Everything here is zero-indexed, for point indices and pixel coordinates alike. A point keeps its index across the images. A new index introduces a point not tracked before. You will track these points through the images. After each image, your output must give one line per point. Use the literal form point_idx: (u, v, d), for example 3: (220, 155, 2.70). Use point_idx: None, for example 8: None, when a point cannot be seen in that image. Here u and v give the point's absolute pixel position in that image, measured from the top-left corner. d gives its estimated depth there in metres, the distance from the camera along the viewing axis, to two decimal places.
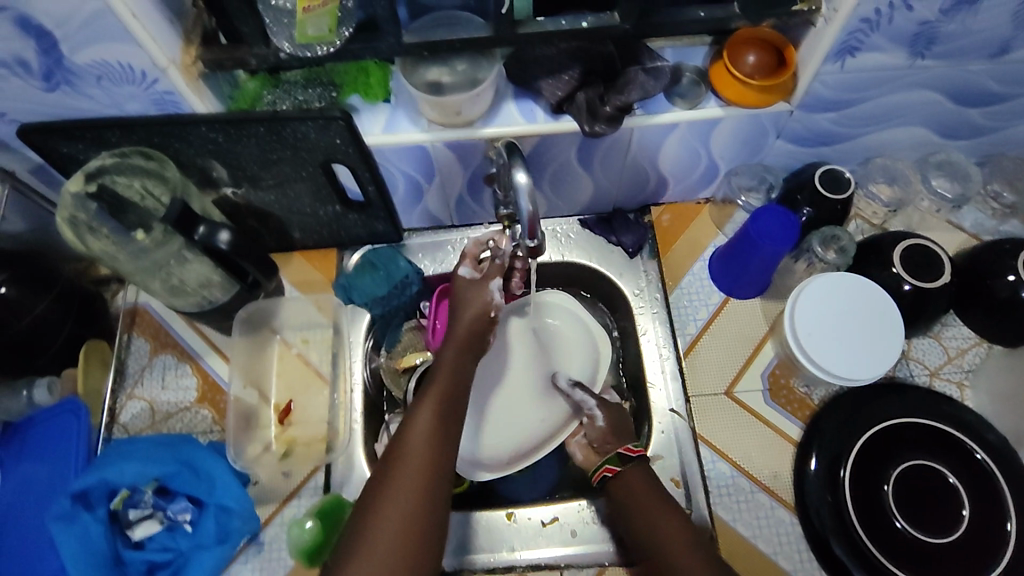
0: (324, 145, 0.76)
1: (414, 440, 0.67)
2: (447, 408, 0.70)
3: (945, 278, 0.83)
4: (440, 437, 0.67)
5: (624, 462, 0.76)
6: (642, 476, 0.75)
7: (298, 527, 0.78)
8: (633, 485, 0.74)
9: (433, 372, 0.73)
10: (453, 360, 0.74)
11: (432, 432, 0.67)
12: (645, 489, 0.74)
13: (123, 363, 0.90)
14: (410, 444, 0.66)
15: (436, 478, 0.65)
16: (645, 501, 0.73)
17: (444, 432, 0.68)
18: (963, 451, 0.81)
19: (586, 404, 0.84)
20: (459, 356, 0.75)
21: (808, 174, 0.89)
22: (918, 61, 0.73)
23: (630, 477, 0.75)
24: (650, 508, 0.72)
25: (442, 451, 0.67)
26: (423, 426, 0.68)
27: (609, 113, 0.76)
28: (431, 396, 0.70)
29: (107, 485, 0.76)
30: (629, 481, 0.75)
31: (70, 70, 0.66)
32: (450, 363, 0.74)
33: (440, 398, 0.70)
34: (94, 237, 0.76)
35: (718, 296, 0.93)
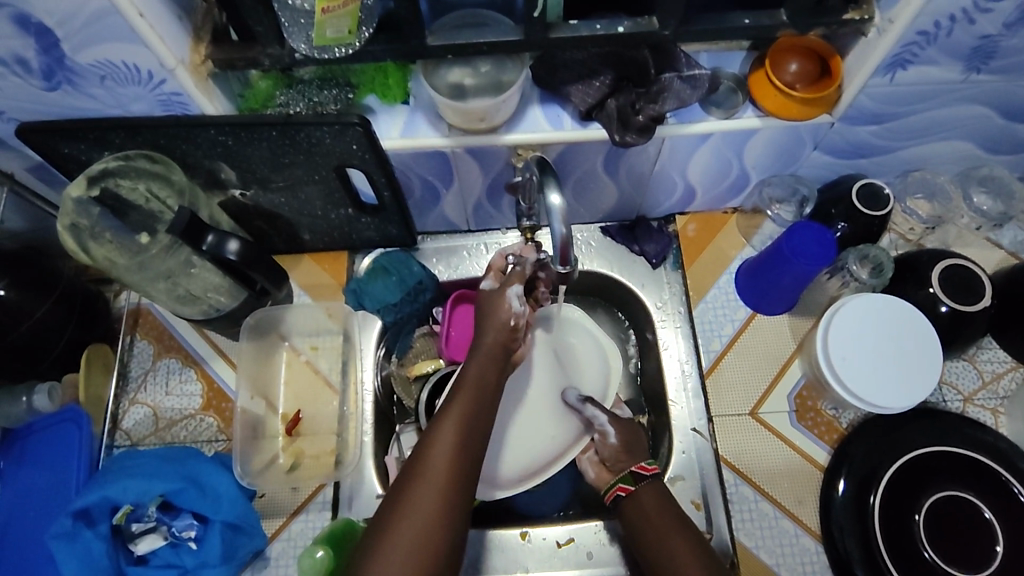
0: (339, 150, 0.72)
1: (433, 458, 0.62)
2: (472, 422, 0.65)
3: (985, 301, 0.80)
4: (462, 455, 0.63)
5: (638, 481, 0.70)
6: (657, 495, 0.69)
7: (309, 559, 0.68)
8: (646, 505, 0.69)
9: (458, 381, 0.68)
10: (481, 368, 0.69)
11: (455, 449, 0.63)
12: (659, 510, 0.68)
13: (125, 366, 0.87)
14: (431, 462, 0.62)
15: (456, 501, 0.61)
16: (659, 523, 0.67)
17: (467, 449, 0.64)
18: (999, 483, 0.78)
19: (597, 420, 0.78)
20: (485, 365, 0.69)
21: (846, 187, 0.85)
22: (972, 76, 0.71)
23: (643, 496, 0.69)
24: (664, 530, 0.66)
25: (464, 470, 0.63)
26: (443, 443, 0.63)
27: (641, 124, 0.72)
28: (456, 407, 0.66)
29: (108, 502, 0.73)
30: (642, 501, 0.69)
31: (72, 69, 0.62)
32: (477, 371, 0.69)
33: (465, 410, 0.66)
34: (96, 242, 0.71)
35: (744, 312, 0.90)
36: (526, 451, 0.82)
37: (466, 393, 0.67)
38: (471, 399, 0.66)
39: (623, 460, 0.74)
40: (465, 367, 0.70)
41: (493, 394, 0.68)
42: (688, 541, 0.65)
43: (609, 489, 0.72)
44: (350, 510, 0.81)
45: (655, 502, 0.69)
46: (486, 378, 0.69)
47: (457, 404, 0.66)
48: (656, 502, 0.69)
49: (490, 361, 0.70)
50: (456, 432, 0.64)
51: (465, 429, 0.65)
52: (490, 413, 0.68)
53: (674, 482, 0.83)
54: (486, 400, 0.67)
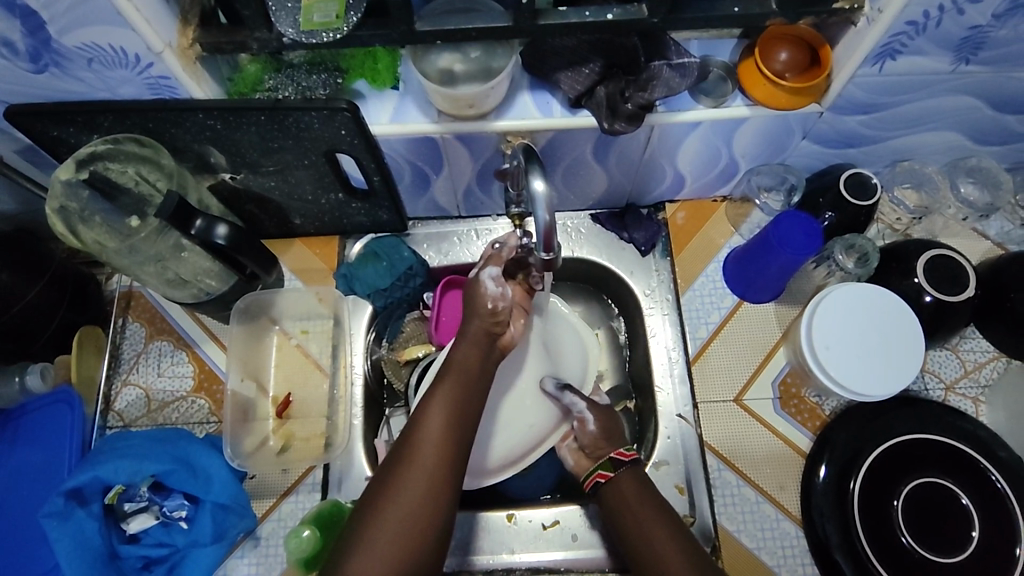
0: (328, 136, 0.72)
1: (421, 442, 0.63)
2: (462, 402, 0.66)
3: (969, 292, 0.81)
4: (452, 434, 0.64)
5: (616, 468, 0.71)
6: (637, 484, 0.70)
7: (294, 540, 0.69)
8: (626, 494, 0.69)
9: (446, 366, 0.69)
10: (469, 350, 0.70)
11: (445, 428, 0.64)
12: (639, 499, 0.68)
13: (117, 348, 0.88)
14: (421, 440, 0.63)
15: (445, 480, 0.62)
16: (642, 514, 0.67)
17: (456, 428, 0.65)
18: (978, 472, 0.79)
19: (575, 407, 0.78)
20: (473, 352, 0.70)
21: (834, 176, 0.86)
22: (961, 66, 0.71)
23: (622, 484, 0.70)
24: (644, 521, 0.67)
25: (454, 449, 0.64)
26: (431, 428, 0.64)
27: (630, 111, 0.72)
28: (445, 387, 0.67)
29: (101, 481, 0.75)
30: (623, 489, 0.69)
31: (59, 52, 0.62)
32: (466, 352, 0.70)
33: (453, 395, 0.66)
34: (85, 226, 0.72)
35: (731, 300, 0.90)
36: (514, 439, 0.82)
37: (455, 374, 0.68)
38: (461, 380, 0.68)
39: (603, 447, 0.74)
40: (454, 350, 0.71)
41: (482, 375, 0.70)
42: (671, 531, 0.66)
43: (589, 476, 0.72)
44: (339, 491, 0.82)
45: (635, 493, 0.69)
46: (475, 360, 0.70)
47: (446, 384, 0.67)
48: (636, 492, 0.69)
49: (478, 343, 0.71)
50: (446, 411, 0.65)
51: (455, 410, 0.66)
52: (479, 395, 0.69)
53: (658, 467, 0.84)
54: (475, 381, 0.69)
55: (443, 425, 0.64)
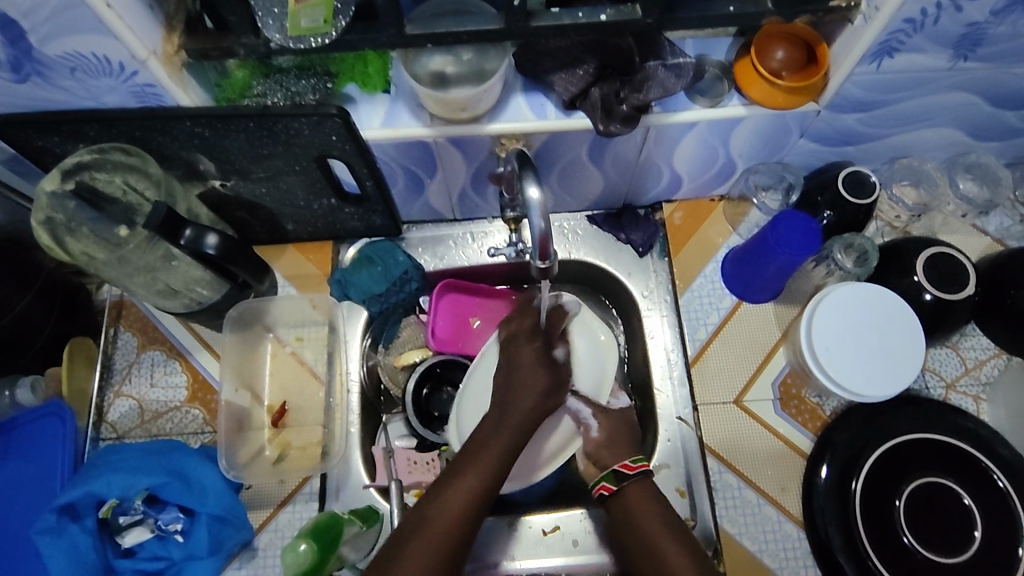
0: (319, 142, 0.71)
1: (442, 507, 0.64)
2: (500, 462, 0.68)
3: (969, 289, 0.80)
4: (474, 508, 0.65)
5: (620, 480, 0.70)
6: (647, 495, 0.69)
7: (291, 555, 0.67)
8: (632, 508, 0.68)
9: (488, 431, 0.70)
10: (518, 418, 0.70)
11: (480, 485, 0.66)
12: (649, 511, 0.68)
13: (109, 358, 0.87)
14: (459, 489, 0.65)
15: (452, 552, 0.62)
16: (649, 528, 0.67)
17: (480, 504, 0.65)
18: (982, 473, 0.79)
19: (581, 414, 0.78)
20: (521, 423, 0.70)
21: (832, 174, 0.85)
22: (960, 63, 0.70)
23: (630, 494, 0.69)
24: (657, 533, 0.66)
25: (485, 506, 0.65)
26: (456, 494, 0.65)
27: (625, 113, 0.71)
28: (491, 450, 0.68)
29: (94, 496, 0.73)
30: (630, 498, 0.69)
31: (41, 61, 0.61)
32: (513, 416, 0.70)
33: (487, 464, 0.67)
34: (72, 237, 0.71)
35: (729, 300, 0.89)
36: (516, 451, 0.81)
37: (501, 436, 0.69)
38: (504, 443, 0.69)
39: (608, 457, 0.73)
40: (504, 405, 0.72)
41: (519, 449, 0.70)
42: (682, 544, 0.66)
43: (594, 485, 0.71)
44: (336, 500, 0.82)
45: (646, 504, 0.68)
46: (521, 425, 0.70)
47: (491, 449, 0.68)
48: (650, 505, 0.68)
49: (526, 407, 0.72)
50: (487, 471, 0.67)
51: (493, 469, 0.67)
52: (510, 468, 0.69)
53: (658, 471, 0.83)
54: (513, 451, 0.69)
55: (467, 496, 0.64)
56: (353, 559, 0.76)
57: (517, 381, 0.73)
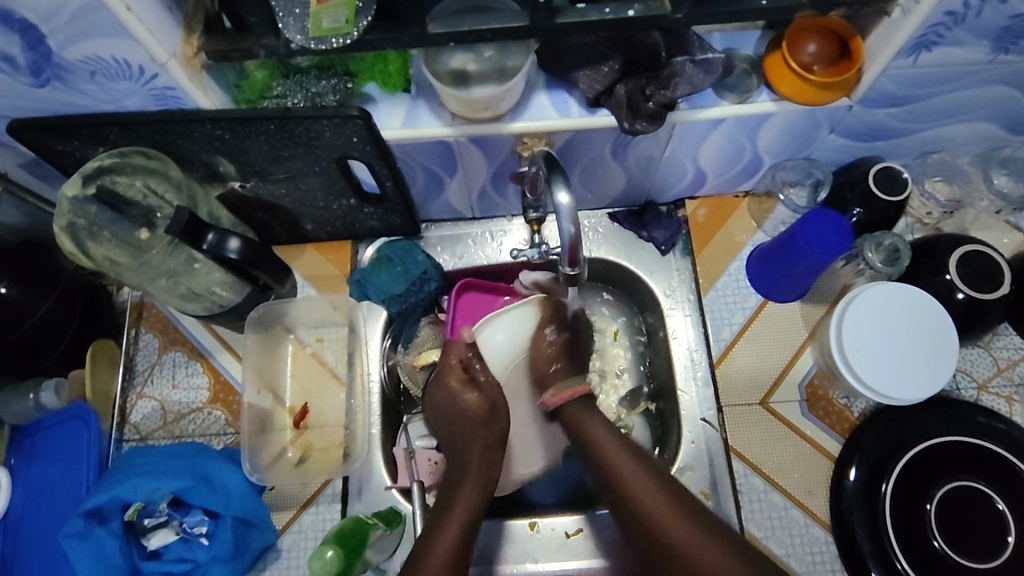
0: (339, 143, 0.70)
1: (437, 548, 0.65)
2: (473, 514, 0.70)
3: (1003, 290, 0.78)
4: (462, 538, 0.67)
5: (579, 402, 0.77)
6: (589, 414, 0.77)
7: (318, 562, 0.66)
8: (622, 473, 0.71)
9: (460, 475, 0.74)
10: (471, 488, 0.72)
11: (457, 546, 0.66)
12: (603, 437, 0.74)
13: (131, 360, 0.87)
14: (434, 549, 0.65)
15: None
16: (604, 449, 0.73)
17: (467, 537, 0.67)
18: (1018, 480, 0.77)
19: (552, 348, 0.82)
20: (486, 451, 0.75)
21: (862, 171, 0.83)
22: (1000, 56, 0.67)
23: (570, 408, 0.77)
24: (657, 508, 0.68)
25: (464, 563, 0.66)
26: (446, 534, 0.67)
27: (652, 110, 0.69)
28: (453, 521, 0.68)
29: (119, 501, 0.73)
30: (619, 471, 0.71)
31: (60, 65, 0.60)
32: (465, 487, 0.72)
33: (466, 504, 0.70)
34: (94, 242, 0.71)
35: (755, 299, 0.88)
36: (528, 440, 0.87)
37: (461, 509, 0.69)
38: (469, 504, 0.70)
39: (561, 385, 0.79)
40: (458, 481, 0.73)
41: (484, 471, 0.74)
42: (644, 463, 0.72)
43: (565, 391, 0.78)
44: (359, 499, 0.82)
45: (597, 426, 0.75)
46: (477, 497, 0.72)
47: (454, 518, 0.68)
48: (595, 423, 0.76)
49: (474, 481, 0.73)
50: (456, 533, 0.67)
51: (465, 523, 0.68)
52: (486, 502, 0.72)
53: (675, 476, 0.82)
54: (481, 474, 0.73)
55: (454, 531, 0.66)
56: (376, 561, 0.76)
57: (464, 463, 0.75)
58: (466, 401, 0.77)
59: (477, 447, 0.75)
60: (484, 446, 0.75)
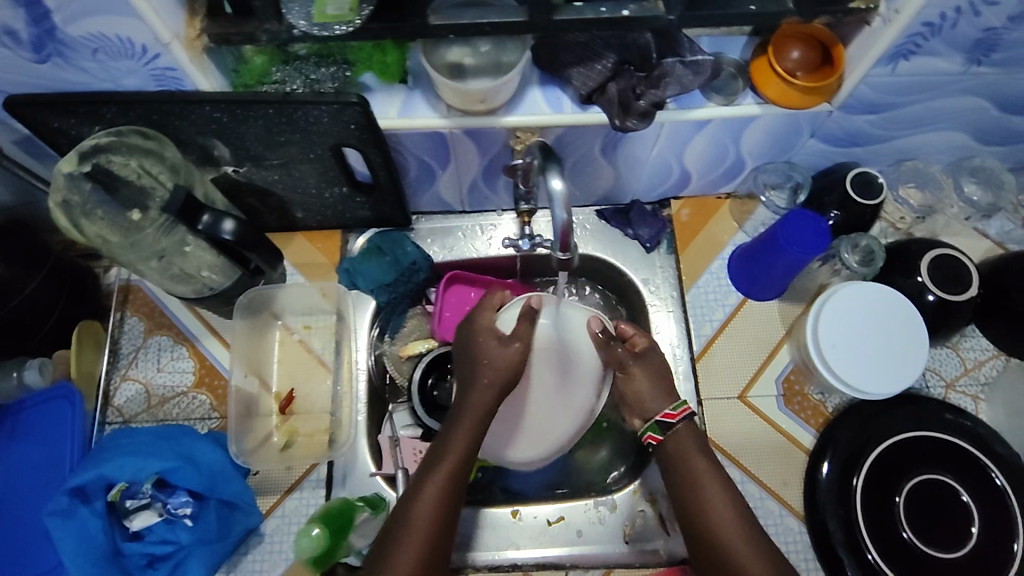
0: (336, 130, 0.71)
1: (421, 508, 0.64)
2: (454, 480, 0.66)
3: (972, 291, 0.82)
4: (446, 498, 0.65)
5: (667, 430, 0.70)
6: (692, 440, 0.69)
7: (304, 540, 0.66)
8: (677, 453, 0.69)
9: (446, 434, 0.69)
10: (463, 440, 0.68)
11: (435, 523, 0.64)
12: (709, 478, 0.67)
13: (116, 343, 0.86)
14: (415, 514, 0.64)
15: (440, 542, 0.64)
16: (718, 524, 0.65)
17: (452, 496, 0.65)
18: (981, 473, 0.80)
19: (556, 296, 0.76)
20: (493, 391, 0.70)
21: (840, 175, 0.86)
22: (973, 68, 0.71)
23: (677, 435, 0.69)
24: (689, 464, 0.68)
25: (446, 528, 0.64)
26: (431, 495, 0.65)
27: (642, 108, 0.71)
28: (438, 476, 0.66)
29: (104, 480, 0.73)
30: (679, 444, 0.69)
31: (63, 41, 0.60)
32: (461, 431, 0.68)
33: (455, 462, 0.67)
34: (88, 220, 0.70)
35: (735, 297, 0.91)
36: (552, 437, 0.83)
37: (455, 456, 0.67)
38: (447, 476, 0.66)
39: (647, 406, 0.71)
40: (446, 435, 0.69)
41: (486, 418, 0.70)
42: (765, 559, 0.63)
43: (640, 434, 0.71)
44: (344, 487, 0.83)
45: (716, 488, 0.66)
46: (472, 442, 0.68)
47: (438, 476, 0.65)
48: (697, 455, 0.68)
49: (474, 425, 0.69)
50: (433, 507, 0.64)
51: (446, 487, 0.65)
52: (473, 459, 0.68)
53: (635, 492, 0.84)
54: (484, 422, 0.70)
55: (438, 493, 0.64)
56: (360, 546, 0.77)
57: (460, 403, 0.71)
58: (485, 352, 0.72)
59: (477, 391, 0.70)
60: (489, 380, 0.71)
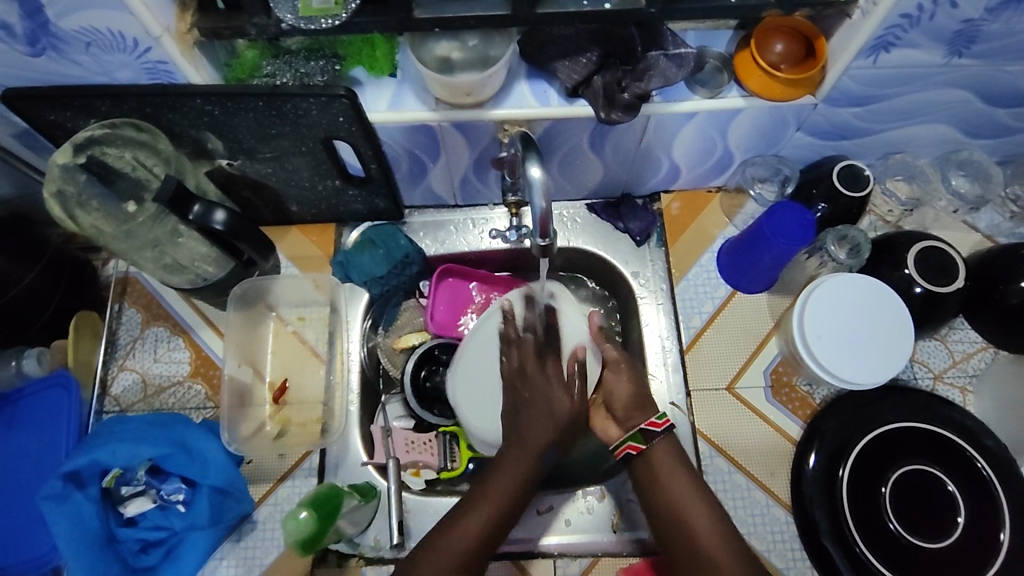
0: (326, 123, 0.73)
1: (460, 533, 0.66)
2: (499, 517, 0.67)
3: (958, 284, 0.82)
4: (488, 529, 0.66)
5: (648, 440, 0.70)
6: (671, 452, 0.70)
7: (292, 523, 0.67)
8: (656, 467, 0.69)
9: (496, 465, 0.71)
10: (514, 472, 0.69)
11: (470, 555, 0.65)
12: (688, 495, 0.67)
13: (113, 333, 0.88)
14: (453, 539, 0.65)
15: (475, 569, 0.65)
16: (704, 541, 0.64)
17: (494, 529, 0.67)
18: (966, 462, 0.81)
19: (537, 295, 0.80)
20: (549, 429, 0.72)
21: (827, 168, 0.86)
22: (954, 59, 0.71)
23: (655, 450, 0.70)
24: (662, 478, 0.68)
25: (478, 562, 0.65)
26: (474, 523, 0.66)
27: (626, 101, 0.73)
28: (483, 506, 0.67)
29: (98, 465, 0.75)
30: (654, 457, 0.69)
31: (56, 35, 0.62)
32: (513, 465, 0.70)
33: (501, 493, 0.68)
34: (82, 211, 0.73)
35: (724, 290, 0.91)
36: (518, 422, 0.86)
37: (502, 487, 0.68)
38: (491, 511, 0.67)
39: (631, 416, 0.73)
40: (495, 468, 0.70)
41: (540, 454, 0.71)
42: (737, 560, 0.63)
43: (619, 446, 0.71)
44: (335, 475, 0.84)
45: (699, 508, 0.66)
46: (521, 477, 0.70)
47: (483, 509, 0.67)
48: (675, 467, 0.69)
49: (526, 459, 0.70)
50: (474, 540, 0.65)
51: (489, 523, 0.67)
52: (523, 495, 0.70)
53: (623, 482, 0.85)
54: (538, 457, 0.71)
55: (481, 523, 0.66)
56: (350, 533, 0.78)
57: (515, 435, 0.72)
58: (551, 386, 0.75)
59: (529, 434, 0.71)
60: (552, 411, 0.72)
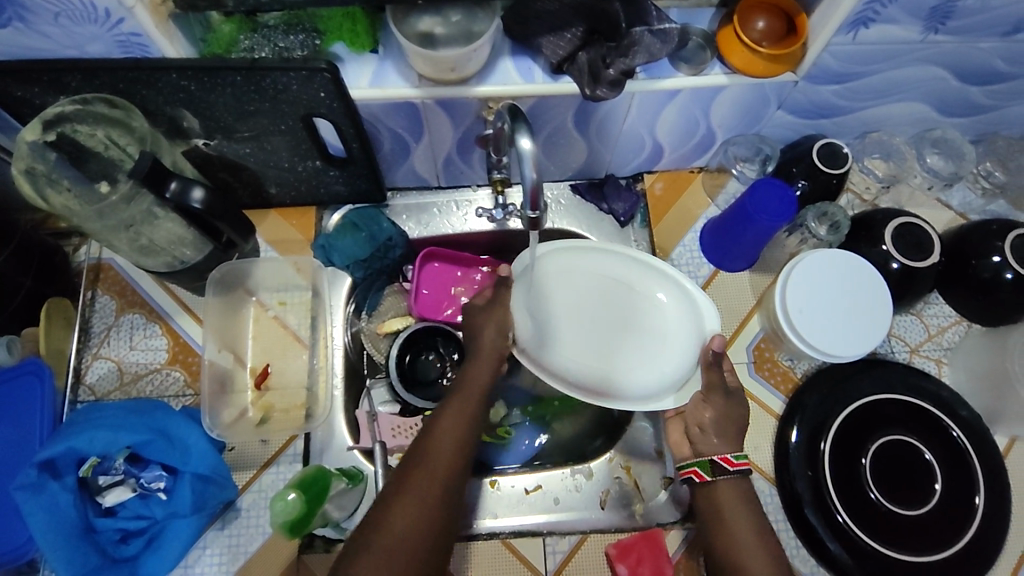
0: (306, 98, 0.71)
1: (400, 507, 0.63)
2: (457, 457, 0.68)
3: (934, 257, 0.84)
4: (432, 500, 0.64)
5: (715, 474, 0.72)
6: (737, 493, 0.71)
7: (280, 503, 0.65)
8: (718, 501, 0.71)
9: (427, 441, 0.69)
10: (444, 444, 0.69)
11: (416, 529, 0.62)
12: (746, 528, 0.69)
13: (87, 321, 0.85)
14: (392, 510, 0.63)
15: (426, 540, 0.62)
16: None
17: (439, 498, 0.65)
18: (939, 427, 0.83)
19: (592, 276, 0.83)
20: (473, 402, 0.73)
21: (807, 147, 0.87)
22: (930, 36, 0.73)
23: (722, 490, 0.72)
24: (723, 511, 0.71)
25: (428, 537, 0.62)
26: (413, 496, 0.64)
27: (612, 77, 0.73)
28: (418, 484, 0.65)
29: (74, 453, 0.73)
30: (717, 492, 0.72)
31: (23, 4, 0.60)
32: (444, 437, 0.69)
33: (439, 465, 0.67)
34: (53, 189, 0.70)
35: (707, 269, 0.92)
36: (598, 368, 0.81)
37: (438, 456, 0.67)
38: (427, 487, 0.65)
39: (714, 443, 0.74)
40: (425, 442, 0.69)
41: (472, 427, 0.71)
42: None
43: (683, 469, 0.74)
44: (320, 460, 0.83)
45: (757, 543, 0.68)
46: (455, 448, 0.69)
47: (421, 480, 0.65)
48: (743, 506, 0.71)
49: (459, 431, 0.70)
50: (413, 516, 0.63)
51: (448, 463, 0.68)
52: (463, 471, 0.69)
53: (611, 460, 0.85)
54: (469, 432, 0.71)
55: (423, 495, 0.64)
56: (337, 518, 0.77)
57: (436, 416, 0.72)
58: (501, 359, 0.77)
59: (469, 390, 0.74)
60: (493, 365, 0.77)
